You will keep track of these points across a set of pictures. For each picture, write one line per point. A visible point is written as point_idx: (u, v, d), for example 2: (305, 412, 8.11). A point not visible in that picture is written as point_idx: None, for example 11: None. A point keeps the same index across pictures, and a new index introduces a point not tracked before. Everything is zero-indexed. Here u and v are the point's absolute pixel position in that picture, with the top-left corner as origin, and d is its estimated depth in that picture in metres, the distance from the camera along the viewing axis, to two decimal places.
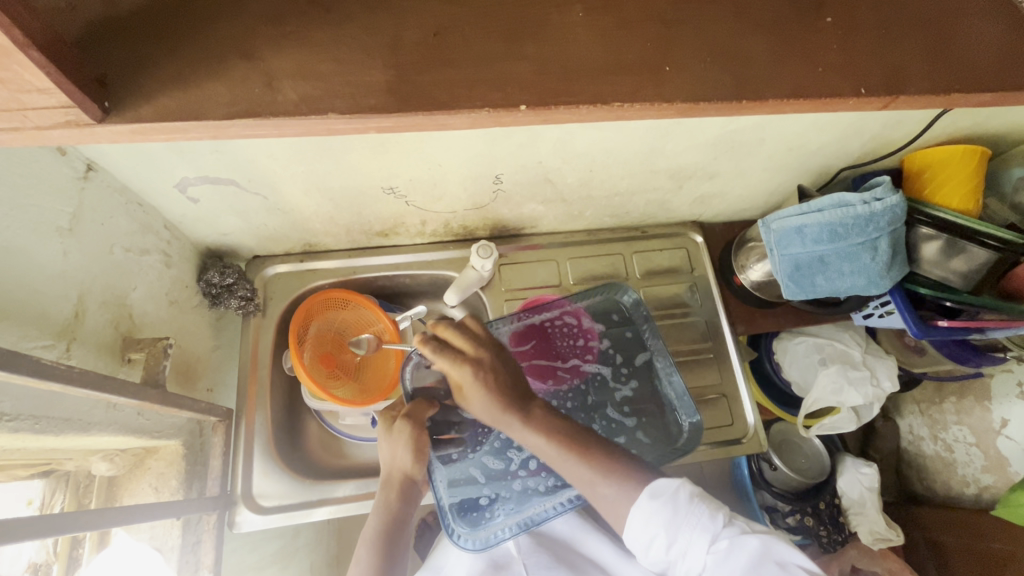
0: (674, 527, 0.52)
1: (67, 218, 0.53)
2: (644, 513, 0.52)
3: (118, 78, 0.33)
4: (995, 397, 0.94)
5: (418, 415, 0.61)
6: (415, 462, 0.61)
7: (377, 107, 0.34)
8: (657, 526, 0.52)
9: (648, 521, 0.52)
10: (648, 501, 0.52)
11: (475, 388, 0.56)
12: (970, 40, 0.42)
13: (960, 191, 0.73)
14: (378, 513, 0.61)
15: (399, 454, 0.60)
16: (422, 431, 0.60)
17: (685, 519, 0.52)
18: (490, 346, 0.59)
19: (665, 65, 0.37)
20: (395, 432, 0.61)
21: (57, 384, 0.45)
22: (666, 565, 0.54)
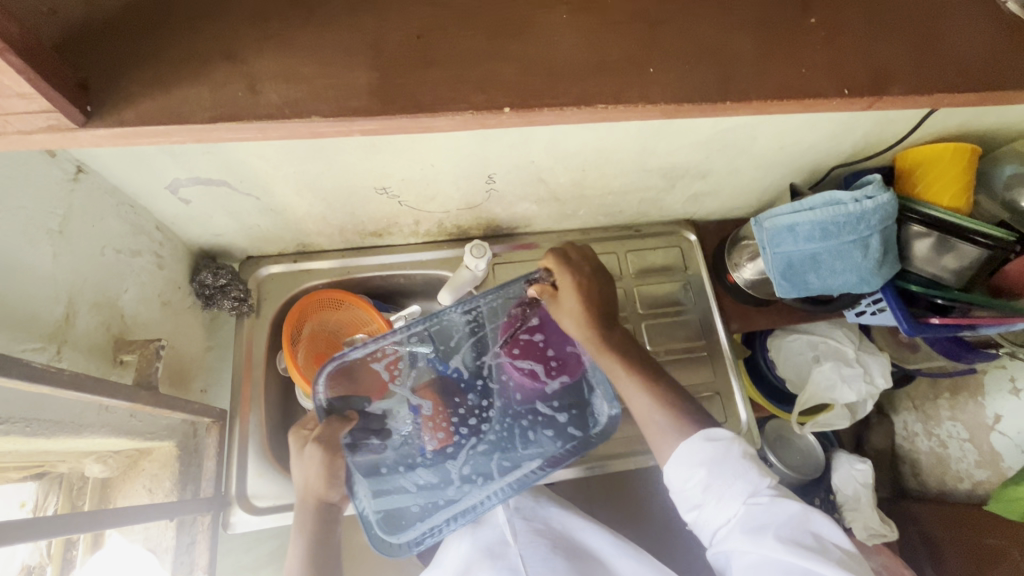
0: (717, 471, 0.57)
1: (57, 220, 0.53)
2: (693, 448, 0.59)
3: (100, 82, 0.33)
4: (989, 393, 0.95)
5: (328, 438, 0.67)
6: (327, 485, 0.66)
7: (360, 110, 0.34)
8: (701, 463, 0.58)
9: (692, 457, 0.58)
10: (702, 441, 0.59)
11: (571, 314, 0.69)
12: (955, 39, 0.42)
13: (951, 188, 0.73)
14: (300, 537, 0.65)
15: (309, 479, 0.66)
16: (336, 451, 0.66)
17: (729, 467, 0.57)
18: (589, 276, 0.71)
19: (649, 65, 0.37)
20: (306, 456, 0.66)
21: (47, 388, 0.45)
22: (696, 508, 0.58)
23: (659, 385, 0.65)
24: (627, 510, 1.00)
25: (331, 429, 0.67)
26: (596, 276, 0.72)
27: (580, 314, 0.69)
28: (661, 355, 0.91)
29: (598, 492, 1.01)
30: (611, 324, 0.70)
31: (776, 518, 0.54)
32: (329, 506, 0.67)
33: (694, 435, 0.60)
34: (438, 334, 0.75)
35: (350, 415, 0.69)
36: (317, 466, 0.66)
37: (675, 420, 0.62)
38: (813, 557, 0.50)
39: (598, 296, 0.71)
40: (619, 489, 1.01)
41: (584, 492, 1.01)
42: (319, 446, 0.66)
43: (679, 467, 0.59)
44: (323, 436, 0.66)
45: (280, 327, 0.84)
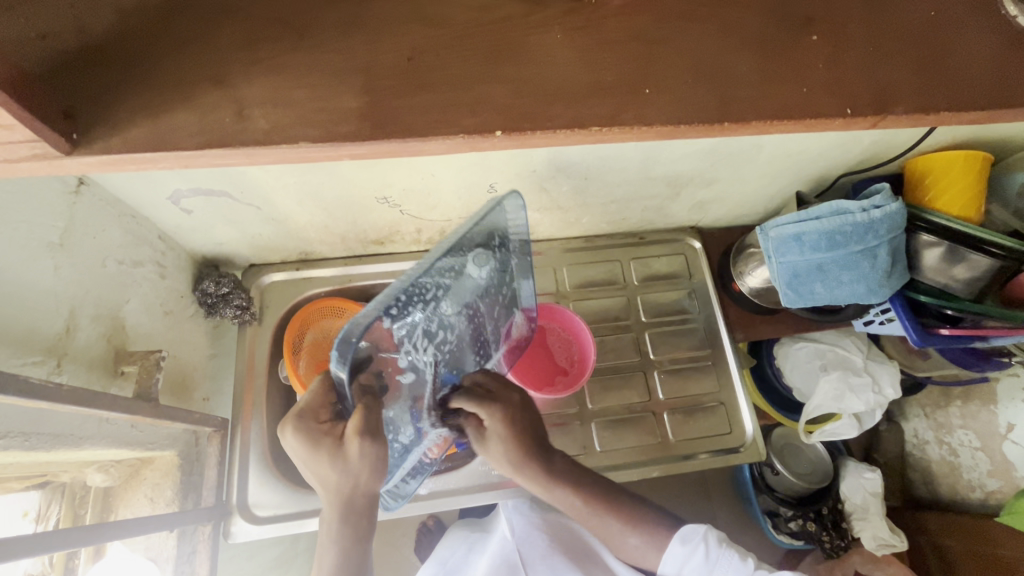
0: (704, 567, 0.68)
1: (57, 233, 0.53)
2: (676, 554, 0.69)
3: (86, 109, 0.33)
4: (1001, 401, 0.92)
5: (372, 429, 0.54)
6: (375, 478, 0.57)
7: (348, 135, 0.34)
8: (688, 568, 0.68)
9: (680, 563, 0.68)
10: (678, 544, 0.69)
11: (497, 439, 0.71)
12: (961, 54, 0.41)
13: (963, 197, 0.72)
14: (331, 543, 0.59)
15: (359, 477, 0.56)
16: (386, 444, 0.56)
17: (713, 563, 0.68)
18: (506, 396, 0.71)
19: (646, 86, 0.37)
20: (352, 455, 0.55)
21: (44, 403, 0.45)
22: None
23: (600, 497, 0.71)
24: None
25: (369, 419, 0.55)
26: (524, 406, 0.72)
27: (505, 442, 0.71)
28: (665, 365, 0.90)
29: None
30: (546, 454, 0.73)
31: None
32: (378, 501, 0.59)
33: (671, 541, 0.70)
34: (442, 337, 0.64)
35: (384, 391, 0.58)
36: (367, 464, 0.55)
37: (646, 533, 0.71)
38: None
39: (527, 419, 0.72)
40: None
41: None
42: (364, 441, 0.54)
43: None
44: (367, 431, 0.54)
45: (282, 335, 0.84)
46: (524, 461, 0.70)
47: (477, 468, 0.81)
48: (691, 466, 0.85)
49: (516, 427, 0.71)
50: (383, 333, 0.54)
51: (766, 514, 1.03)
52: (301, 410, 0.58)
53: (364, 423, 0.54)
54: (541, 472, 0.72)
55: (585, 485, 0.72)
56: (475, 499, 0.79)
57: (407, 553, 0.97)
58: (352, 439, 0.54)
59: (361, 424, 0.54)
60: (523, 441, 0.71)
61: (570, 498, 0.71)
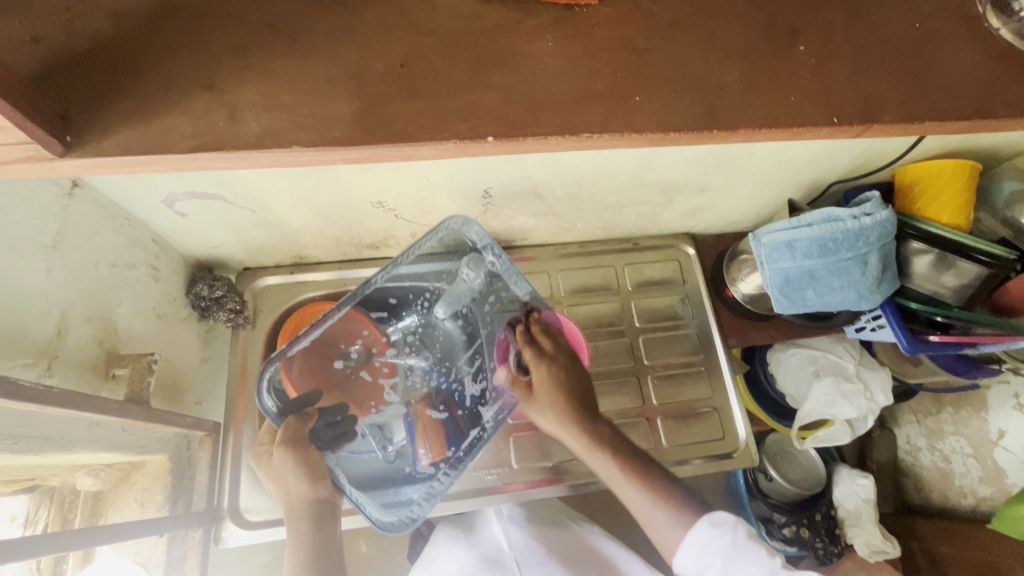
0: (729, 557, 0.56)
1: (50, 235, 0.53)
2: (701, 538, 0.57)
3: (78, 112, 0.33)
4: (992, 408, 0.93)
5: (289, 437, 0.60)
6: (311, 482, 0.60)
7: (339, 141, 0.34)
8: (714, 554, 0.56)
9: (705, 547, 0.57)
10: (707, 526, 0.57)
11: (546, 391, 0.67)
12: (944, 65, 0.42)
13: (950, 203, 0.72)
14: (292, 547, 0.59)
15: (288, 484, 0.60)
16: (305, 449, 0.60)
17: (743, 554, 0.56)
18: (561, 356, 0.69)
19: (634, 95, 0.37)
20: (275, 462, 0.60)
21: (34, 406, 0.45)
22: None
23: (639, 466, 0.63)
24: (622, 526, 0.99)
25: (293, 428, 0.61)
26: (572, 364, 0.69)
27: (553, 395, 0.66)
28: (658, 370, 0.90)
29: (598, 506, 1.00)
30: (592, 419, 0.66)
31: None
32: (322, 504, 0.61)
33: (698, 521, 0.58)
34: (435, 344, 0.77)
35: (308, 412, 0.63)
36: (289, 467, 0.59)
37: (676, 513, 0.60)
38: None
39: (574, 381, 0.68)
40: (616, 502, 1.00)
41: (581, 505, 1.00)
42: (285, 448, 0.59)
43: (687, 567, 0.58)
44: (286, 439, 0.60)
45: (275, 339, 0.84)
46: (572, 418, 0.65)
47: (470, 473, 0.80)
48: (684, 471, 0.85)
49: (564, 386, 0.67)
50: (372, 337, 0.74)
51: (761, 519, 1.02)
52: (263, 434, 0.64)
53: (286, 433, 0.60)
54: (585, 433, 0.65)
55: (626, 452, 0.64)
56: (466, 504, 0.79)
57: (400, 558, 0.97)
58: (277, 447, 0.60)
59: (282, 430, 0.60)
60: (570, 402, 0.66)
61: (613, 467, 0.63)
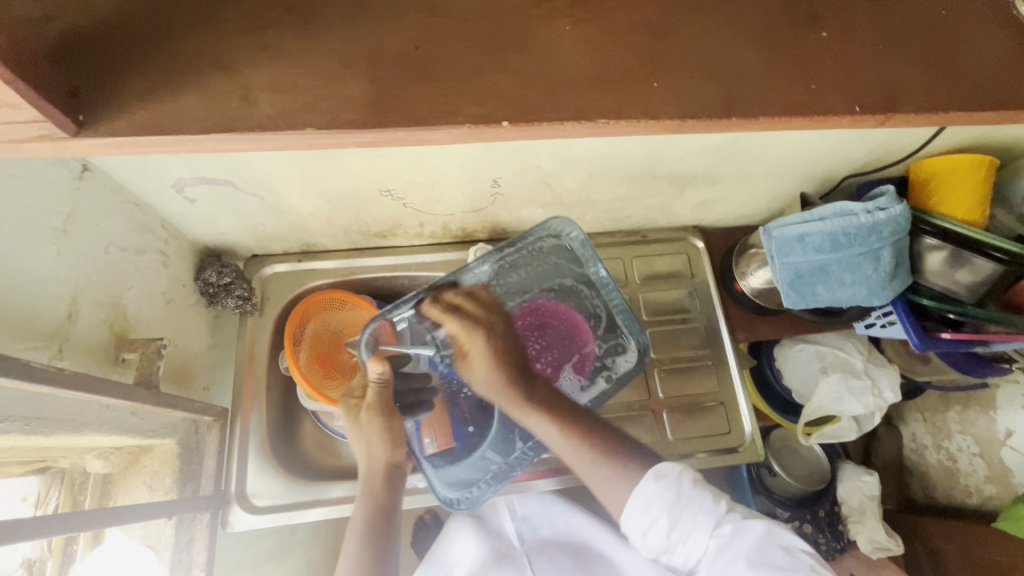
0: (675, 507, 0.56)
1: (61, 219, 0.53)
2: (647, 491, 0.57)
3: (91, 91, 0.33)
4: (1001, 407, 0.92)
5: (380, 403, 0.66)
6: (392, 446, 0.66)
7: (353, 123, 0.34)
8: (660, 507, 0.56)
9: (651, 502, 0.57)
10: (652, 480, 0.57)
11: (482, 361, 0.71)
12: (970, 52, 0.41)
13: (970, 185, 0.71)
14: (363, 505, 0.63)
15: (372, 445, 0.65)
16: (393, 416, 0.66)
17: (688, 502, 0.57)
18: (497, 317, 0.74)
19: (653, 80, 0.37)
20: (362, 423, 0.65)
21: (46, 387, 0.45)
22: (664, 551, 0.58)
23: (581, 422, 0.64)
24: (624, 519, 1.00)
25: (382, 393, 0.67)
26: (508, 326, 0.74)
27: (493, 360, 0.70)
28: (665, 363, 0.90)
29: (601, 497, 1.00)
30: (529, 380, 0.69)
31: (747, 548, 0.54)
32: (397, 468, 0.66)
33: (642, 477, 0.59)
34: (441, 336, 0.74)
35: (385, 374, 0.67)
36: (377, 430, 0.65)
37: (620, 469, 0.60)
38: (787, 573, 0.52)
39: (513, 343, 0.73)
40: None
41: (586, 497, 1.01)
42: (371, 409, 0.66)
43: (634, 522, 0.57)
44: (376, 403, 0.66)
45: (283, 327, 0.84)
46: (507, 384, 0.69)
47: None
48: (689, 465, 0.85)
49: (508, 353, 0.72)
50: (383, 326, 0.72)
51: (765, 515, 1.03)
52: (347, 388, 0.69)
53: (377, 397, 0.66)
54: (520, 398, 0.68)
55: (567, 416, 0.65)
56: None
57: (404, 546, 0.98)
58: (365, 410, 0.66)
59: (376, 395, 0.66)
60: (503, 366, 0.70)
61: (549, 426, 0.65)
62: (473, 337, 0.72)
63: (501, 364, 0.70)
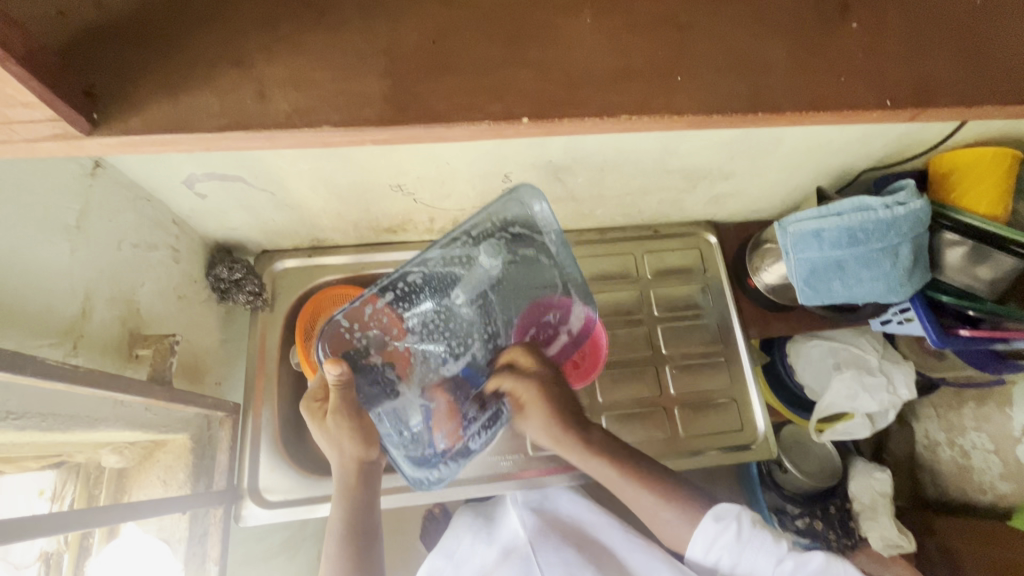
0: (735, 546, 0.63)
1: (74, 215, 0.53)
2: (706, 532, 0.63)
3: (104, 89, 0.32)
4: (1016, 404, 0.90)
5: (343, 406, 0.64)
6: (365, 447, 0.67)
7: (368, 120, 0.33)
8: (719, 544, 0.63)
9: (708, 540, 0.63)
10: (712, 522, 0.64)
11: (535, 406, 0.72)
12: (1002, 43, 0.40)
13: (994, 178, 0.69)
14: (340, 507, 0.67)
15: (343, 447, 0.66)
16: (360, 419, 0.65)
17: (747, 542, 0.63)
18: (549, 368, 0.73)
19: (676, 74, 0.36)
20: (330, 428, 0.65)
21: (61, 384, 0.45)
22: None
23: (634, 467, 0.69)
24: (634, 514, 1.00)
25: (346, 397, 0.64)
26: (556, 376, 0.74)
27: (546, 411, 0.72)
28: (676, 360, 0.89)
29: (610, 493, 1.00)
30: (585, 424, 0.72)
31: None
32: (371, 467, 0.69)
33: (703, 516, 0.65)
34: (450, 328, 0.73)
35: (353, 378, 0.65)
36: (346, 435, 0.65)
37: (682, 513, 0.66)
38: None
39: (557, 391, 0.73)
40: None
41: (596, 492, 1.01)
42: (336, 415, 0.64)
43: (697, 556, 0.65)
44: (341, 407, 0.64)
45: (294, 322, 0.85)
46: (564, 430, 0.72)
47: (485, 459, 0.80)
48: (700, 462, 0.85)
49: (554, 399, 0.72)
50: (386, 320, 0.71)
51: (774, 511, 1.02)
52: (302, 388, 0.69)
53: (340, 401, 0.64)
54: (587, 444, 0.71)
55: (619, 455, 0.70)
56: (483, 490, 0.79)
57: (415, 539, 0.99)
58: (330, 416, 0.64)
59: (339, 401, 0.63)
60: (559, 414, 0.72)
61: (607, 470, 0.70)
62: (527, 388, 0.71)
63: (553, 409, 0.71)
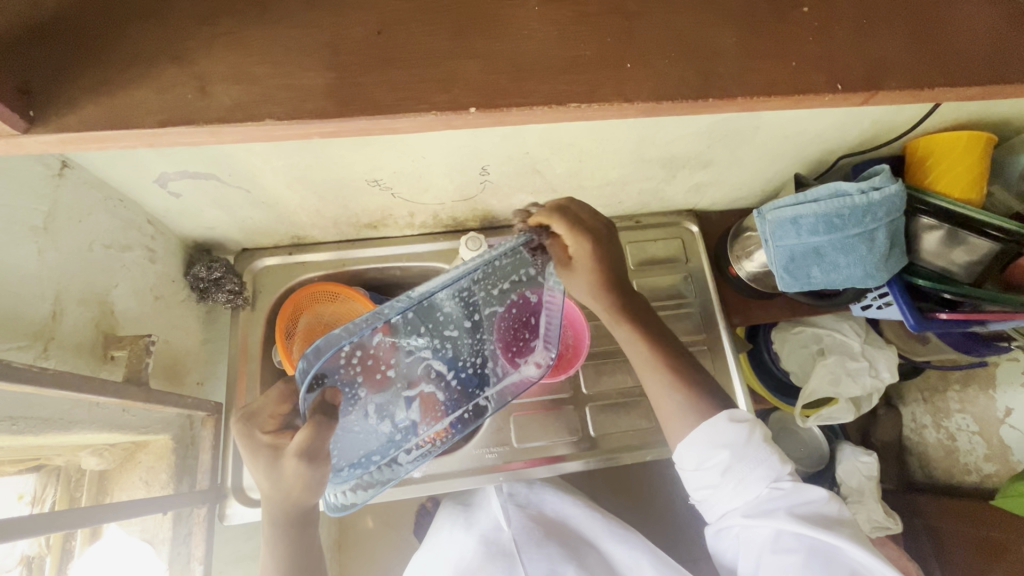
0: (740, 451, 0.64)
1: (41, 216, 0.52)
2: (716, 429, 0.64)
3: (41, 87, 0.32)
4: (1001, 385, 0.91)
5: (307, 452, 0.53)
6: (304, 493, 0.59)
7: (313, 114, 0.33)
8: (723, 445, 0.64)
9: (715, 437, 0.64)
10: (726, 420, 0.65)
11: (586, 275, 0.68)
12: (959, 25, 0.40)
13: (969, 162, 0.70)
14: (277, 538, 0.62)
15: (287, 489, 0.59)
16: (315, 469, 0.55)
17: (752, 452, 0.64)
18: (602, 225, 0.68)
19: (626, 61, 0.36)
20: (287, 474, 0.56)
21: (29, 387, 0.45)
22: (709, 488, 0.65)
23: (683, 361, 0.70)
24: (623, 503, 1.01)
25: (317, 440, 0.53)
26: (607, 237, 0.68)
27: (592, 277, 0.68)
28: None
29: (598, 482, 1.01)
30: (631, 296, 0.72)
31: (792, 504, 0.62)
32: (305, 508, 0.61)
33: (718, 414, 0.66)
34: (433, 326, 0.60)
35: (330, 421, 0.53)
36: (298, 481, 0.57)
37: (694, 399, 0.68)
38: (819, 532, 0.60)
39: (612, 261, 0.69)
40: (620, 479, 1.02)
41: (585, 482, 1.02)
42: (301, 462, 0.53)
43: (693, 450, 0.65)
44: (305, 452, 0.53)
45: (276, 320, 0.84)
46: (605, 288, 0.69)
47: (469, 452, 0.80)
48: None
49: (601, 261, 0.67)
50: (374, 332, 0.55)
51: None
52: (253, 413, 0.62)
53: (306, 445, 0.53)
54: (622, 312, 0.71)
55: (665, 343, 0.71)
56: (468, 483, 0.79)
57: (407, 534, 0.99)
58: (289, 458, 0.54)
59: (303, 446, 0.53)
60: (605, 280, 0.69)
61: (639, 343, 0.70)
62: (575, 242, 0.65)
63: (602, 279, 0.69)
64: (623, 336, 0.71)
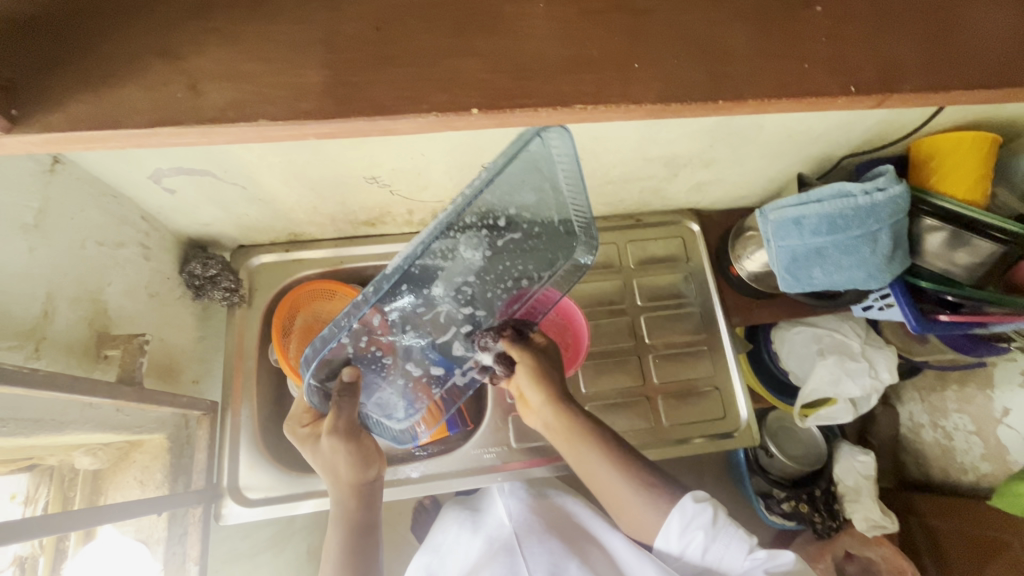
0: (710, 532, 0.60)
1: (31, 214, 0.51)
2: (684, 512, 0.61)
3: (28, 83, 0.31)
4: (999, 385, 0.91)
5: (343, 430, 0.62)
6: (362, 468, 0.64)
7: (310, 113, 0.32)
8: (696, 528, 0.60)
9: (687, 519, 0.61)
10: (691, 501, 0.62)
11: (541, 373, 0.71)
12: (972, 26, 0.39)
13: (973, 162, 0.69)
14: (338, 527, 0.62)
15: (338, 470, 0.63)
16: (353, 440, 0.63)
17: (721, 530, 0.61)
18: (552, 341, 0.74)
19: (633, 61, 0.35)
20: (326, 449, 0.62)
21: (19, 389, 0.44)
22: (694, 573, 0.62)
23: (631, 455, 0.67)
24: None
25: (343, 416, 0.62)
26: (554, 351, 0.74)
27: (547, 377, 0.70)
28: (660, 349, 0.89)
29: None
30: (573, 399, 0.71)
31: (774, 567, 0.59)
32: (371, 486, 0.65)
33: (683, 496, 0.63)
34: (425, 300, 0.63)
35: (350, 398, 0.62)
36: (340, 457, 0.62)
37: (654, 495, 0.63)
38: None
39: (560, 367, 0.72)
40: None
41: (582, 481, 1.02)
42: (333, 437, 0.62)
43: (668, 538, 0.61)
44: (339, 429, 0.62)
45: (272, 318, 0.83)
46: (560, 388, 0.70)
47: (467, 452, 0.80)
48: (684, 451, 0.85)
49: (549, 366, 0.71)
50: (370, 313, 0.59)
51: (760, 496, 1.02)
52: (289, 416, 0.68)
53: (336, 422, 0.62)
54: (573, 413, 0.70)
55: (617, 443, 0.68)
56: (467, 483, 0.78)
57: (405, 532, 0.99)
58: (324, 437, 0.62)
59: (335, 422, 0.62)
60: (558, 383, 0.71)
61: (592, 448, 0.67)
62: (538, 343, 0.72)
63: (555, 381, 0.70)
64: (570, 435, 0.69)
